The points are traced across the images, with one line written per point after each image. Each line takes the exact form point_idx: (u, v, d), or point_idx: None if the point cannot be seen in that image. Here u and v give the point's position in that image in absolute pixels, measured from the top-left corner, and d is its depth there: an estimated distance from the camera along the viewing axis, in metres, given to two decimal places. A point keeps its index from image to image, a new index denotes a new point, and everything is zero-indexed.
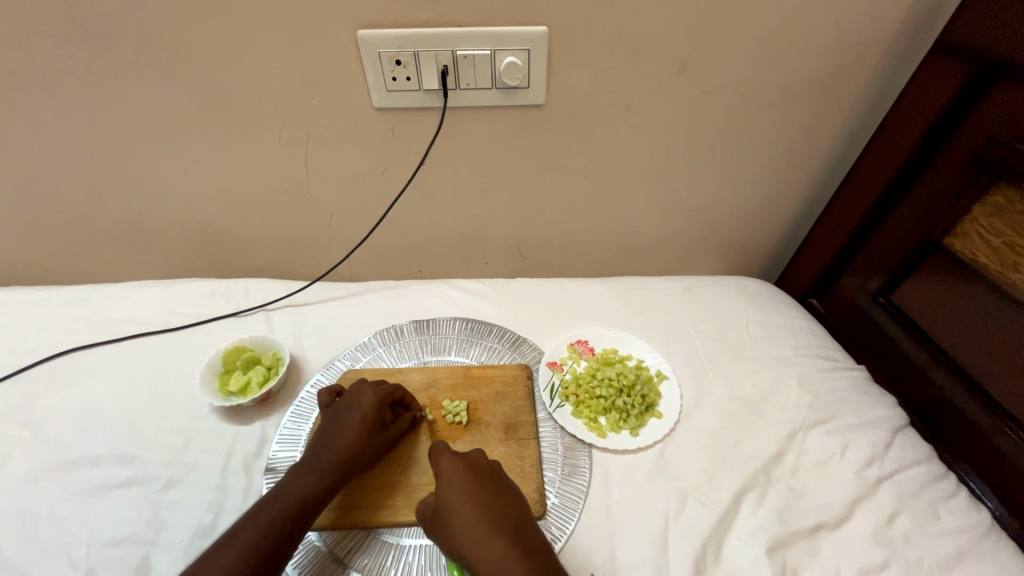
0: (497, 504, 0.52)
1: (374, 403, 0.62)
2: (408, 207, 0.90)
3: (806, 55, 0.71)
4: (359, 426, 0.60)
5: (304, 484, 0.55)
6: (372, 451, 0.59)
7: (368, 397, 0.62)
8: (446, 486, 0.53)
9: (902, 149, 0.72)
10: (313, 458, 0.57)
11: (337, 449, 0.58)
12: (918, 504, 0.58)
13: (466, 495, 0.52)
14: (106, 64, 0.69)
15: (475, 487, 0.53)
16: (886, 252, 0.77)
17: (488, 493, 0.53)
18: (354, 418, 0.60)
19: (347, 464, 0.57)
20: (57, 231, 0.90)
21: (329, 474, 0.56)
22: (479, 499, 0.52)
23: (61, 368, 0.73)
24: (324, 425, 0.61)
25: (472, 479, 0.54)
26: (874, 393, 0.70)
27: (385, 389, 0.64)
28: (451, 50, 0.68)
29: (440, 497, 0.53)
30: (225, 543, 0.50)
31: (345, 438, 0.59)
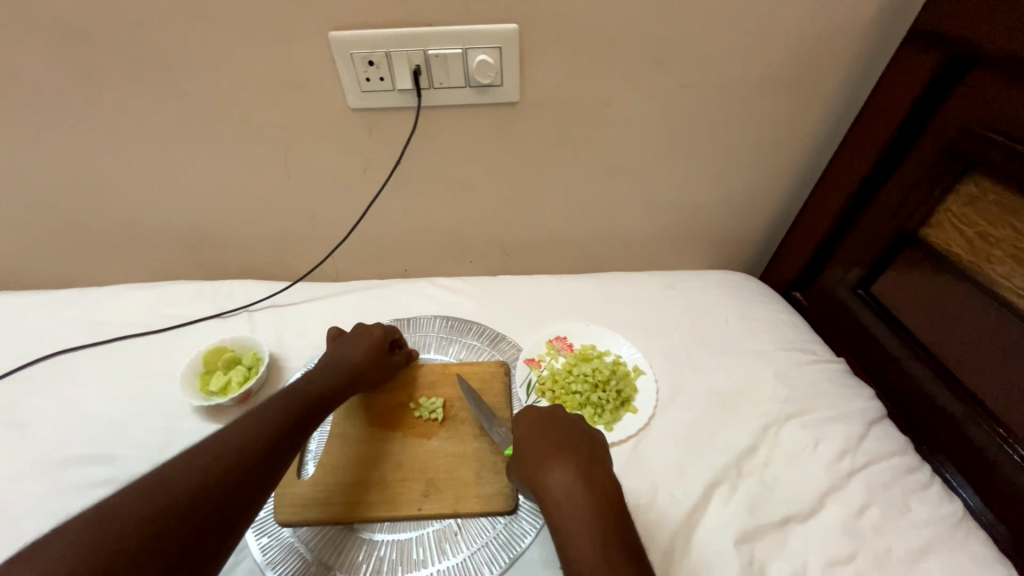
0: (561, 441, 0.53)
1: (382, 335, 0.70)
2: (389, 206, 0.90)
3: (780, 46, 0.70)
4: (367, 349, 0.67)
5: (316, 385, 0.62)
6: (376, 372, 0.67)
7: (375, 329, 0.71)
8: (524, 426, 0.57)
9: (879, 140, 0.72)
10: (325, 368, 0.64)
11: (345, 364, 0.65)
12: (889, 495, 0.58)
13: (538, 432, 0.55)
14: (85, 70, 0.70)
15: (548, 426, 0.56)
16: (864, 244, 0.77)
17: (559, 436, 0.54)
18: (362, 343, 0.68)
19: (353, 376, 0.65)
20: (47, 235, 0.92)
21: (338, 381, 0.63)
22: (548, 439, 0.54)
23: (47, 370, 0.74)
24: (331, 350, 0.68)
25: (549, 420, 0.57)
26: (852, 384, 0.70)
27: (390, 328, 0.72)
28: (422, 50, 0.69)
29: (517, 435, 0.56)
30: (203, 451, 0.48)
31: (353, 356, 0.66)
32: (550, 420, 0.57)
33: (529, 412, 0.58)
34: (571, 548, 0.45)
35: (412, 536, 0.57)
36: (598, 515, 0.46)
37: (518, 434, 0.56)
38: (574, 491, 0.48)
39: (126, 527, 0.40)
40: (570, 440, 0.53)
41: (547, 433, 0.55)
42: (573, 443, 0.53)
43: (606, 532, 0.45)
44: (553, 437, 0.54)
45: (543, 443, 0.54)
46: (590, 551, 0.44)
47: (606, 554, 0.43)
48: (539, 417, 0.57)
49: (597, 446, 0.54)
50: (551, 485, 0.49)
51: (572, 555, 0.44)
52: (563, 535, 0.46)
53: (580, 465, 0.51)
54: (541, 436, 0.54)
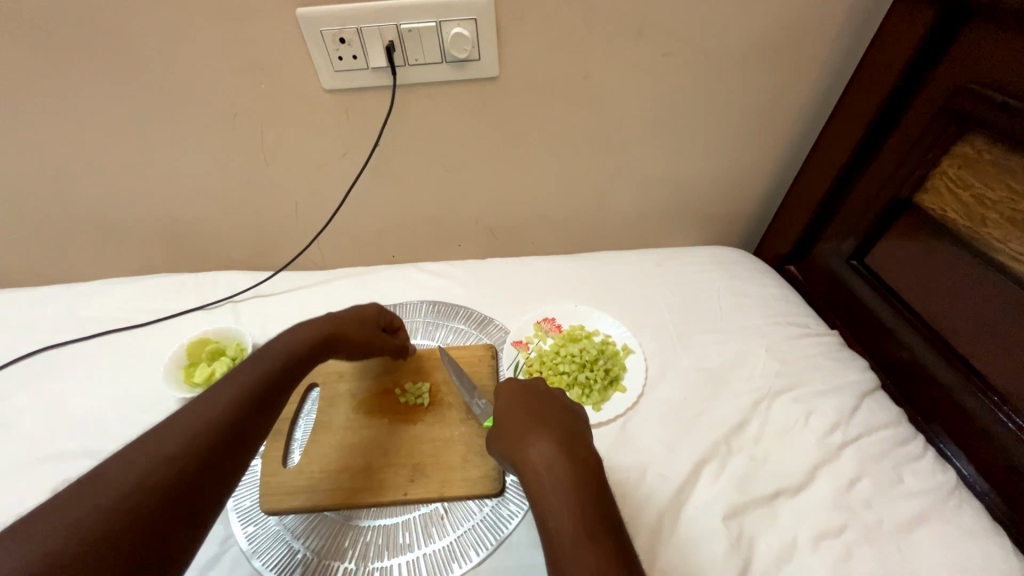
0: (542, 414, 0.53)
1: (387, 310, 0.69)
2: (372, 191, 0.88)
3: (768, 7, 0.67)
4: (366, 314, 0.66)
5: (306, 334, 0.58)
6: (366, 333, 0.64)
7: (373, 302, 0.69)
8: (507, 400, 0.56)
9: (872, 104, 0.69)
10: (318, 318, 0.61)
11: (340, 320, 0.63)
12: (881, 467, 0.57)
13: (520, 407, 0.54)
14: (47, 59, 0.68)
15: (531, 401, 0.55)
16: (858, 213, 0.75)
17: (540, 409, 0.54)
18: (362, 309, 0.67)
19: (345, 332, 0.62)
20: (27, 233, 0.90)
21: (329, 332, 0.60)
22: (529, 414, 0.53)
23: (32, 367, 0.74)
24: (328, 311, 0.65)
25: (531, 396, 0.56)
26: (845, 357, 0.69)
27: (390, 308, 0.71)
28: (394, 24, 0.66)
29: (499, 410, 0.56)
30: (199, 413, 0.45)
31: (350, 318, 0.64)
32: (533, 396, 0.56)
33: (511, 386, 0.58)
34: (551, 517, 0.44)
35: (398, 521, 0.56)
36: (578, 484, 0.45)
37: (500, 409, 0.56)
38: (557, 463, 0.47)
39: (101, 512, 0.36)
40: (551, 415, 0.53)
41: (529, 408, 0.54)
42: (556, 415, 0.53)
43: (586, 501, 0.44)
44: (535, 412, 0.53)
45: (524, 417, 0.53)
46: (570, 519, 0.43)
47: (585, 523, 0.43)
48: (521, 393, 0.56)
49: (578, 420, 0.54)
50: (533, 457, 0.48)
51: (552, 525, 0.44)
52: (541, 505, 0.45)
53: (562, 434, 0.50)
54: (523, 411, 0.54)
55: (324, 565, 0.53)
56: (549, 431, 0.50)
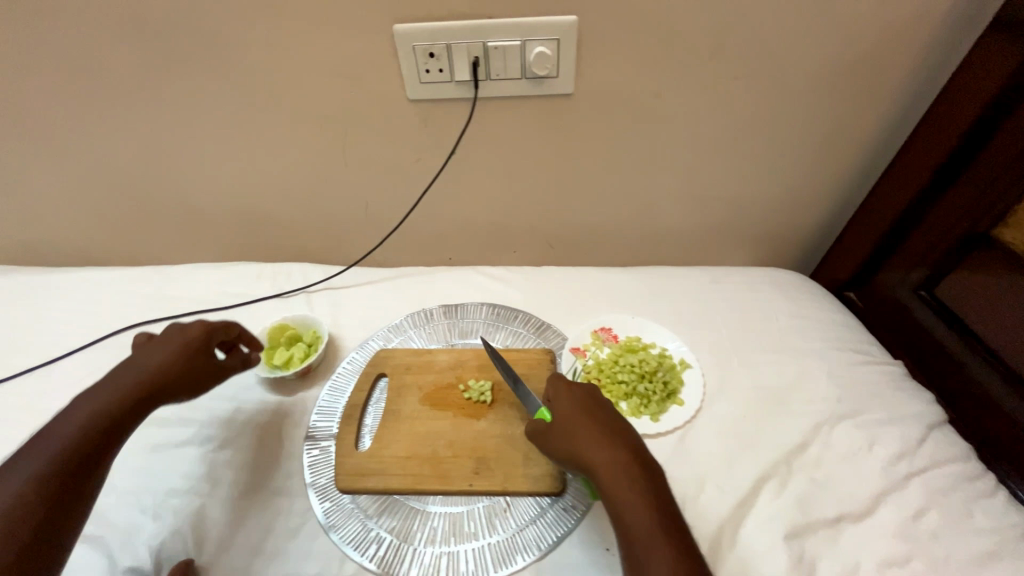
0: (594, 414, 0.53)
1: (201, 333, 0.61)
2: (437, 197, 0.92)
3: (848, 37, 0.68)
4: (181, 350, 0.59)
5: (103, 408, 0.53)
6: (190, 378, 0.59)
7: (195, 328, 0.62)
8: (566, 401, 0.55)
9: (953, 133, 0.69)
10: (126, 380, 0.55)
11: (140, 374, 0.56)
12: (949, 501, 0.56)
13: (582, 411, 0.54)
14: (167, 63, 0.75)
15: (592, 405, 0.55)
16: (929, 243, 0.75)
17: (591, 409, 0.54)
18: (173, 346, 0.59)
19: (156, 389, 0.56)
20: (124, 217, 0.99)
21: (131, 395, 0.55)
22: (582, 414, 0.54)
23: (129, 340, 0.81)
24: (134, 355, 0.58)
25: (590, 399, 0.56)
26: (910, 388, 0.68)
27: (214, 322, 0.63)
28: (482, 41, 0.70)
29: (558, 412, 0.55)
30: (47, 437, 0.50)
31: (160, 361, 0.58)
32: (591, 399, 0.56)
33: (558, 386, 0.58)
34: (629, 521, 0.45)
35: (463, 510, 0.59)
36: (654, 492, 0.47)
37: (559, 410, 0.55)
38: (630, 470, 0.48)
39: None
40: (614, 422, 0.53)
41: (590, 411, 0.54)
42: (607, 415, 0.54)
43: (656, 500, 0.46)
44: (598, 416, 0.53)
45: (580, 417, 0.53)
46: (646, 516, 0.45)
47: (665, 528, 0.44)
48: (580, 395, 0.56)
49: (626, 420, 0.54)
50: (605, 462, 0.49)
51: (628, 520, 0.45)
52: (613, 503, 0.47)
53: (619, 436, 0.51)
54: (585, 414, 0.53)
55: (397, 545, 0.57)
56: (607, 431, 0.52)
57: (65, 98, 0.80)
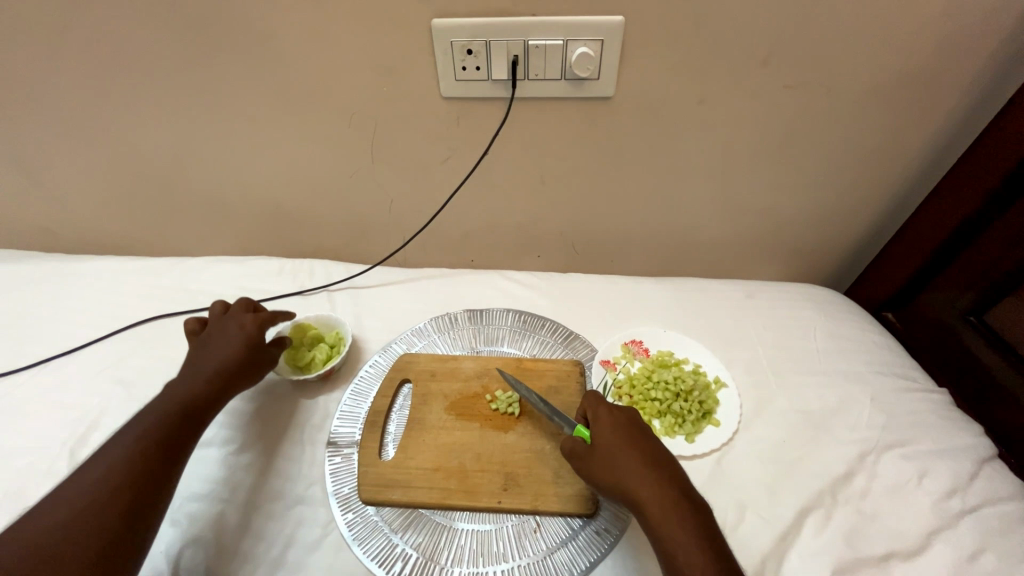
0: (636, 442, 0.51)
1: (257, 326, 0.67)
2: (464, 198, 0.89)
3: (912, 48, 0.64)
4: (241, 342, 0.65)
5: (189, 391, 0.60)
6: (255, 365, 0.66)
7: (248, 321, 0.67)
8: (609, 427, 0.53)
9: (1014, 153, 0.65)
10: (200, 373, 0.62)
11: (212, 365, 0.62)
12: (1007, 543, 0.53)
13: (626, 438, 0.52)
14: (195, 51, 0.73)
15: (635, 432, 0.52)
16: (980, 267, 0.72)
17: (632, 435, 0.52)
18: (233, 338, 0.65)
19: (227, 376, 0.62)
20: (144, 205, 0.97)
21: (207, 383, 0.61)
22: (623, 441, 0.51)
23: (147, 333, 0.80)
24: (200, 349, 0.65)
25: (632, 425, 0.53)
26: (959, 419, 0.65)
27: (265, 315, 0.69)
28: (523, 40, 0.66)
29: (601, 438, 0.52)
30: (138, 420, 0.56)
31: (226, 353, 0.64)
32: (634, 425, 0.53)
33: (596, 408, 0.55)
34: (682, 560, 0.43)
35: (491, 528, 0.57)
36: (706, 529, 0.45)
37: (601, 436, 0.52)
38: (681, 505, 0.46)
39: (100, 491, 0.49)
40: (659, 452, 0.51)
41: (633, 439, 0.52)
42: (648, 442, 0.52)
43: (706, 537, 0.45)
44: (643, 445, 0.51)
45: (622, 445, 0.51)
46: (698, 556, 0.43)
47: (719, 567, 0.43)
48: (623, 421, 0.54)
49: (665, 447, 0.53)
50: (654, 495, 0.47)
51: (680, 559, 0.44)
52: (663, 540, 0.45)
53: (664, 467, 0.49)
54: (630, 442, 0.51)
55: (422, 563, 0.55)
56: (651, 461, 0.49)
57: (89, 84, 0.78)
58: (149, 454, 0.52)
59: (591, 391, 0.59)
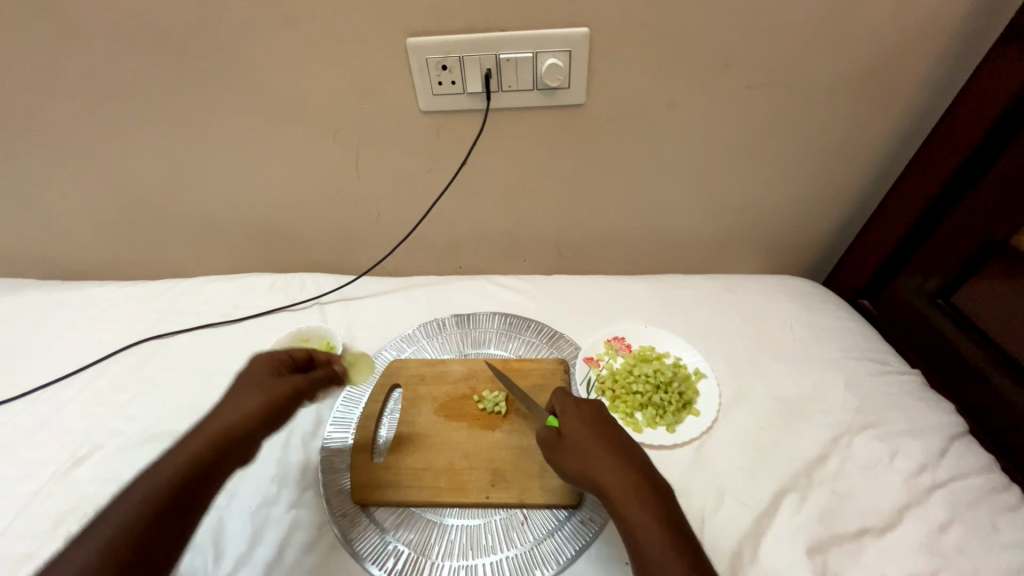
0: (604, 431, 0.53)
1: (272, 367, 0.61)
2: (449, 206, 0.92)
3: (864, 45, 0.67)
4: (259, 386, 0.59)
5: (210, 439, 0.52)
6: (278, 409, 0.58)
7: (262, 362, 0.62)
8: (578, 419, 0.55)
9: (966, 142, 0.69)
10: (219, 420, 0.54)
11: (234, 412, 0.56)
12: (975, 514, 0.56)
13: (594, 428, 0.54)
14: (182, 78, 0.76)
15: (603, 422, 0.55)
16: (945, 251, 0.75)
17: (601, 425, 0.54)
18: (250, 382, 0.59)
19: (246, 420, 0.55)
20: (139, 229, 1.00)
21: (226, 431, 0.53)
22: (592, 430, 0.53)
23: (144, 353, 0.82)
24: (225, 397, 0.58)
25: (600, 415, 0.56)
26: (930, 398, 0.68)
27: (283, 355, 0.63)
28: (494, 54, 0.69)
29: (569, 430, 0.54)
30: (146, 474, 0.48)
31: (247, 398, 0.57)
32: (602, 416, 0.56)
33: (569, 401, 0.58)
34: (644, 540, 0.45)
35: (480, 523, 0.60)
36: (668, 510, 0.47)
37: (571, 426, 0.55)
38: (644, 489, 0.48)
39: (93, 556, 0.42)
40: (625, 440, 0.53)
41: (601, 427, 0.54)
42: (617, 432, 0.54)
43: (667, 518, 0.46)
44: (609, 435, 0.53)
45: (590, 434, 0.53)
46: (657, 535, 0.45)
47: (680, 545, 0.44)
48: (591, 412, 0.56)
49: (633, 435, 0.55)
50: (619, 481, 0.49)
51: (641, 538, 0.45)
52: (625, 521, 0.47)
53: (630, 453, 0.51)
54: (597, 432, 0.53)
55: (414, 559, 0.57)
56: (617, 448, 0.52)
57: (83, 114, 0.81)
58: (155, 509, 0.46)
59: (562, 387, 0.61)
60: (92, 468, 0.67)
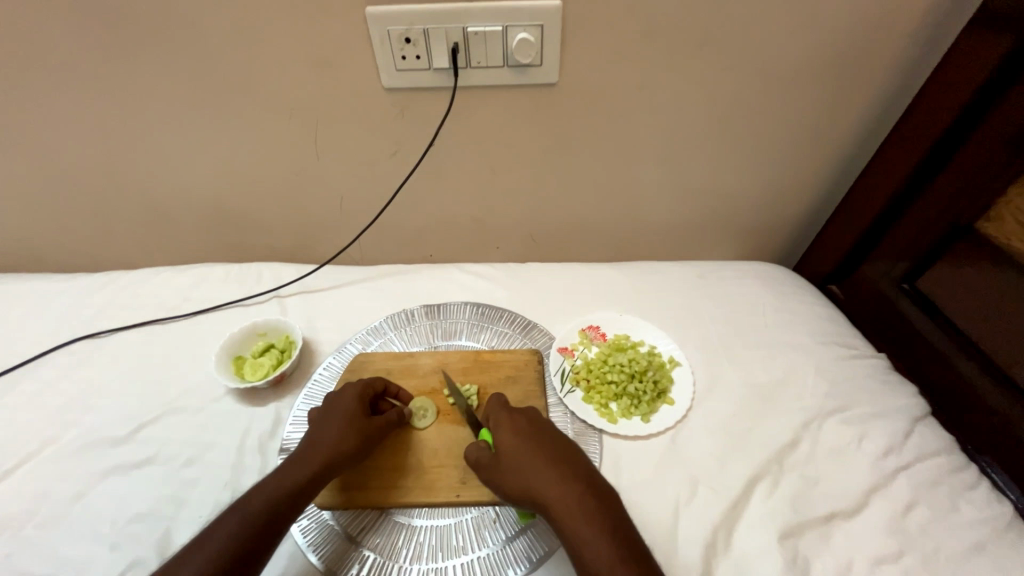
0: (541, 444, 0.52)
1: (356, 397, 0.59)
2: (416, 191, 0.87)
3: (840, 27, 0.66)
4: (345, 417, 0.57)
5: (291, 477, 0.52)
6: (356, 445, 0.56)
7: (350, 393, 0.60)
8: (514, 433, 0.54)
9: (934, 128, 0.69)
10: (299, 457, 0.54)
11: (315, 446, 0.55)
12: (935, 494, 0.57)
13: (531, 441, 0.52)
14: (111, 47, 0.68)
15: (540, 433, 0.53)
16: (911, 236, 0.76)
17: (539, 438, 0.53)
18: (338, 412, 0.58)
19: (326, 456, 0.54)
20: (74, 215, 0.91)
21: (309, 469, 0.53)
22: (529, 444, 0.52)
23: (82, 351, 0.75)
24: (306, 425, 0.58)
25: (537, 426, 0.54)
26: (895, 382, 0.69)
27: (366, 382, 0.61)
28: (461, 27, 0.65)
29: (505, 445, 0.53)
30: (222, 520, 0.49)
31: (330, 430, 0.56)
32: (539, 427, 0.54)
33: (505, 416, 0.56)
34: (589, 555, 0.44)
35: (450, 522, 0.57)
36: (611, 520, 0.46)
37: (507, 443, 0.53)
38: (585, 500, 0.47)
39: None
40: (564, 450, 0.52)
41: (538, 440, 0.53)
42: (556, 443, 0.53)
43: (611, 529, 0.46)
44: (546, 446, 0.52)
45: (527, 449, 0.52)
46: (601, 549, 0.44)
47: (622, 555, 0.44)
48: (526, 425, 0.54)
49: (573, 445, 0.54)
50: (559, 495, 0.48)
51: (585, 555, 0.44)
52: (569, 538, 0.46)
53: (569, 464, 0.50)
54: (534, 445, 0.52)
55: (381, 563, 0.54)
56: (557, 461, 0.50)
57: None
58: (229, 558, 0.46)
59: (497, 398, 0.60)
60: (20, 478, 0.61)
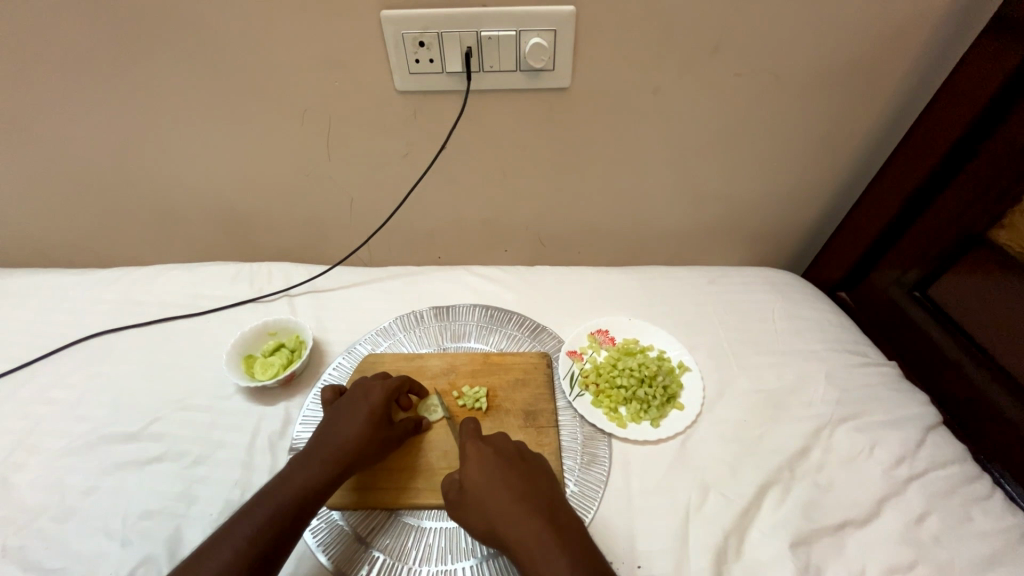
0: (505, 475, 0.51)
1: (383, 398, 0.60)
2: (427, 193, 0.88)
3: (853, 34, 0.66)
4: (368, 418, 0.58)
5: (311, 476, 0.53)
6: (377, 446, 0.57)
7: (376, 393, 0.60)
8: (478, 465, 0.52)
9: (946, 136, 0.69)
10: (319, 455, 0.55)
11: (337, 444, 0.56)
12: (949, 504, 0.57)
13: (496, 474, 0.51)
14: (129, 48, 0.69)
15: (506, 465, 0.52)
16: (923, 244, 0.75)
17: (503, 469, 0.52)
18: (360, 411, 0.58)
19: (348, 456, 0.55)
20: (87, 213, 0.92)
21: (330, 469, 0.54)
22: (491, 476, 0.51)
23: (94, 347, 0.76)
24: (327, 421, 0.59)
25: (503, 458, 0.53)
26: (906, 390, 0.68)
27: (394, 383, 0.62)
28: (475, 31, 0.65)
29: (469, 479, 0.51)
30: (246, 516, 0.50)
31: (353, 429, 0.57)
32: (507, 458, 0.53)
33: (469, 445, 0.54)
34: None
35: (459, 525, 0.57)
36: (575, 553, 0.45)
37: (468, 475, 0.52)
38: (547, 537, 0.46)
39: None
40: (527, 482, 0.51)
41: (502, 471, 0.51)
42: (521, 475, 0.52)
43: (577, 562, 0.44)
44: (508, 478, 0.51)
45: (490, 481, 0.51)
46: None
47: None
48: (489, 456, 0.53)
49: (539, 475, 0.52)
50: (519, 530, 0.47)
51: None
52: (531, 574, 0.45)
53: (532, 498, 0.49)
54: (499, 479, 0.51)
55: (390, 565, 0.54)
56: (520, 494, 0.49)
57: (15, 85, 0.72)
58: (254, 555, 0.47)
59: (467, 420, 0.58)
60: (31, 473, 0.62)
